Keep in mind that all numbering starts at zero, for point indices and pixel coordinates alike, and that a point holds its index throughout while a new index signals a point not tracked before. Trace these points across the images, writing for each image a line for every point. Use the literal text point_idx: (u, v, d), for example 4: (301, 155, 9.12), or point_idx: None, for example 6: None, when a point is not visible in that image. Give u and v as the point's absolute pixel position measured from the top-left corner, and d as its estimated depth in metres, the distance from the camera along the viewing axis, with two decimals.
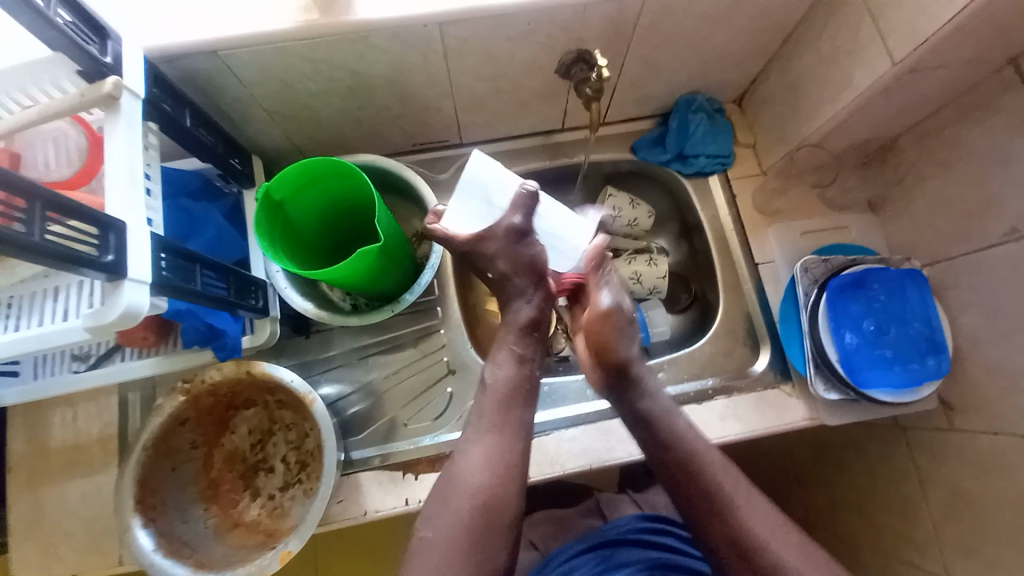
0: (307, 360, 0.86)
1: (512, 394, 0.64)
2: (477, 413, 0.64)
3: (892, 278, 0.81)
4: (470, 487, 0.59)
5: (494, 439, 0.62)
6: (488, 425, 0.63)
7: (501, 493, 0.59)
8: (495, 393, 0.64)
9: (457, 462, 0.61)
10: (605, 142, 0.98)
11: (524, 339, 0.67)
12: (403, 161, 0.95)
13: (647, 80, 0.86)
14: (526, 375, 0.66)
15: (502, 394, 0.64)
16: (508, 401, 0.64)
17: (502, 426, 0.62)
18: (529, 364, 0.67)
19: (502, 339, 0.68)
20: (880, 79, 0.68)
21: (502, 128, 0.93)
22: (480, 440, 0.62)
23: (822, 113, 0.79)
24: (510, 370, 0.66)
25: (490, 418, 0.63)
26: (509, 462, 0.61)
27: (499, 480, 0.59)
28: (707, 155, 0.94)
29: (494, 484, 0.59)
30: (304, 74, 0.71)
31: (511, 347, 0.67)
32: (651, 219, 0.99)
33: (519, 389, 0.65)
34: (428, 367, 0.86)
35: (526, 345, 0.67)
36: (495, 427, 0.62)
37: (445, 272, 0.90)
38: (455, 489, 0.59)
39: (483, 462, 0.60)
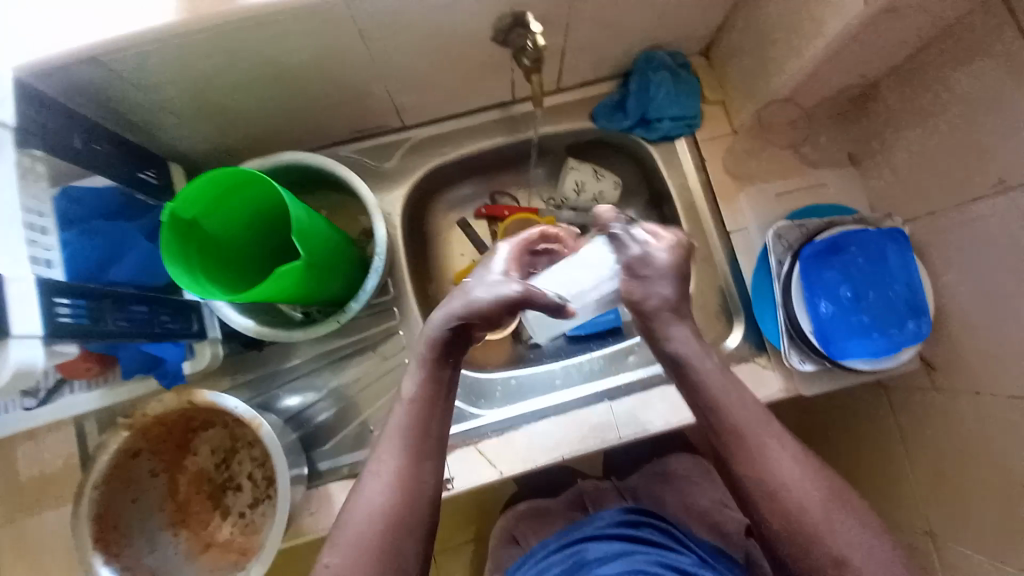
0: (267, 372, 0.82)
1: (424, 412, 0.55)
2: (391, 424, 0.55)
3: (871, 240, 0.76)
4: (379, 507, 0.52)
5: (404, 456, 0.54)
6: (399, 436, 0.54)
7: (408, 540, 0.51)
8: (410, 417, 0.55)
9: (365, 480, 0.53)
10: (560, 111, 0.90)
11: (436, 356, 0.56)
12: (343, 151, 0.88)
13: (597, 39, 0.78)
14: (443, 394, 0.56)
15: (417, 411, 0.55)
16: (421, 418, 0.55)
17: (417, 451, 0.54)
18: (449, 384, 0.56)
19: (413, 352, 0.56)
20: (853, 23, 0.60)
21: (445, 107, 0.86)
22: (391, 461, 0.54)
23: (792, 64, 0.71)
24: (424, 389, 0.55)
25: (408, 435, 0.54)
26: (417, 479, 0.53)
27: (402, 496, 0.52)
28: (672, 118, 0.86)
29: (399, 518, 0.51)
30: (205, 71, 0.63)
31: (422, 360, 0.56)
32: (617, 190, 0.94)
33: (436, 411, 0.55)
34: (391, 371, 0.83)
35: (440, 360, 0.56)
36: (411, 445, 0.54)
37: (399, 269, 0.85)
38: (362, 508, 0.52)
39: (393, 481, 0.52)
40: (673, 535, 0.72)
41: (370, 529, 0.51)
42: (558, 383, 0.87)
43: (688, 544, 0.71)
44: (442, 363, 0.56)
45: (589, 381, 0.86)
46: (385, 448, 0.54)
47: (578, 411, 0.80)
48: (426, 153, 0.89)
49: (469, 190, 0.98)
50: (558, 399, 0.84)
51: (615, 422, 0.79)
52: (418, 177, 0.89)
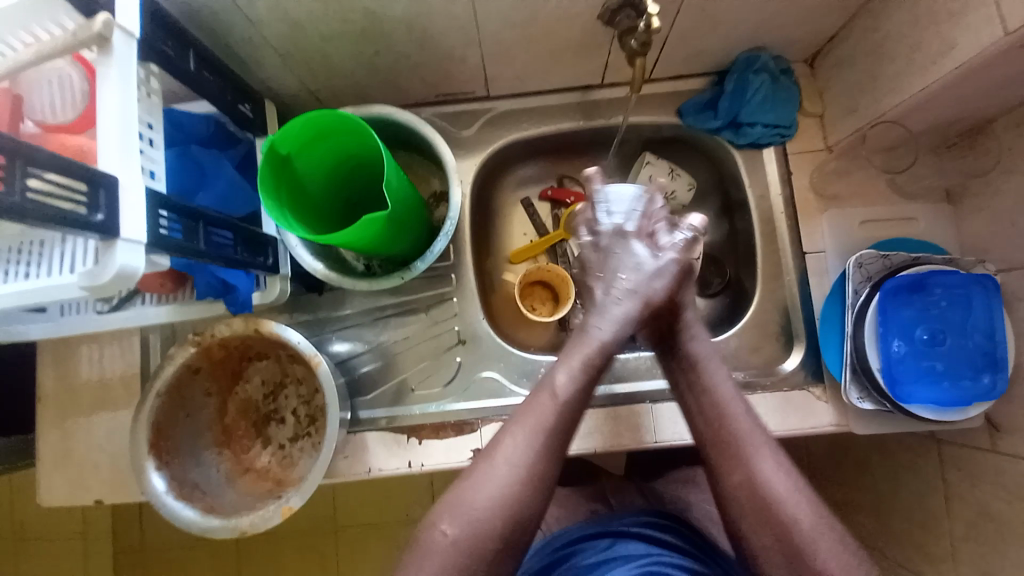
0: (321, 317, 0.84)
1: (568, 416, 0.57)
2: (529, 414, 0.56)
3: (957, 283, 0.72)
4: (502, 497, 0.52)
5: (540, 454, 0.54)
6: (539, 431, 0.55)
7: (519, 531, 0.53)
8: (553, 409, 0.57)
9: (494, 463, 0.54)
10: (647, 102, 0.88)
11: (588, 360, 0.59)
12: (424, 113, 0.88)
13: (702, 32, 0.75)
14: (585, 397, 0.58)
15: (557, 414, 0.56)
16: (565, 422, 0.57)
17: (551, 450, 0.55)
18: (589, 396, 0.59)
19: (566, 352, 0.60)
20: (987, 49, 0.56)
21: (532, 82, 0.85)
22: (522, 459, 0.54)
23: (908, 86, 0.67)
24: (574, 388, 0.58)
25: (546, 432, 0.56)
26: (542, 475, 0.54)
27: (528, 492, 0.53)
28: (764, 125, 0.83)
29: (525, 513, 0.53)
30: (316, 13, 0.64)
31: (577, 361, 0.59)
32: (690, 192, 0.93)
33: (577, 414, 0.57)
34: (439, 335, 0.84)
35: (591, 365, 0.59)
36: (550, 444, 0.55)
37: (461, 237, 0.86)
38: (485, 494, 0.53)
39: (526, 476, 0.53)
40: (698, 544, 0.71)
41: (493, 515, 0.52)
42: (600, 377, 0.84)
43: (712, 554, 0.70)
44: (594, 370, 0.59)
45: (632, 381, 0.84)
46: (518, 445, 0.55)
47: (616, 407, 0.80)
48: (504, 126, 0.89)
49: (539, 171, 0.98)
50: (596, 393, 0.83)
51: (652, 424, 0.79)
52: (493, 149, 0.89)
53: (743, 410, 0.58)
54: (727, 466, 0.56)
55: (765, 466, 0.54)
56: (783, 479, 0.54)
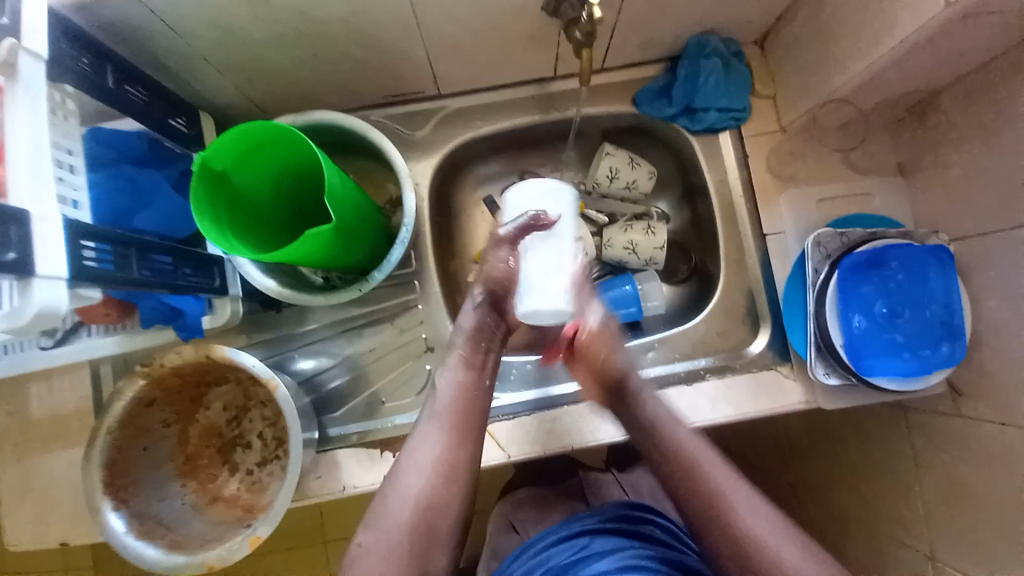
0: (284, 333, 0.81)
1: (460, 401, 0.61)
2: (430, 411, 0.61)
3: (915, 256, 0.73)
4: (419, 490, 0.56)
5: (446, 443, 0.59)
6: (438, 423, 0.60)
7: (444, 519, 0.55)
8: (450, 398, 0.61)
9: (405, 460, 0.58)
10: (602, 92, 0.87)
11: (475, 350, 0.64)
12: (375, 116, 0.85)
13: (651, 18, 0.74)
14: (476, 381, 0.63)
15: (459, 403, 0.61)
16: (458, 407, 0.61)
17: (452, 433, 0.60)
18: (484, 377, 0.64)
19: (451, 344, 0.65)
20: (930, 23, 0.56)
21: (484, 78, 0.83)
22: (431, 448, 0.58)
23: (856, 63, 0.67)
24: (462, 374, 0.63)
25: (444, 423, 0.60)
26: (455, 462, 0.58)
27: (443, 479, 0.57)
28: (719, 109, 0.83)
29: (438, 494, 0.56)
30: (244, 20, 0.61)
31: (458, 351, 0.64)
32: (651, 180, 0.92)
33: (471, 395, 0.62)
34: (407, 344, 0.82)
35: (475, 352, 0.64)
36: (452, 431, 0.60)
37: (422, 242, 0.84)
38: (404, 489, 0.56)
39: (434, 463, 0.57)
40: (675, 534, 0.72)
41: (406, 507, 0.55)
42: (572, 373, 0.84)
43: (688, 543, 0.71)
44: (479, 354, 0.64)
45: None
46: (425, 436, 0.59)
47: (590, 402, 0.79)
48: (459, 125, 0.87)
49: (499, 168, 0.96)
50: (569, 389, 0.82)
51: None
52: (449, 148, 0.86)
53: (700, 446, 0.61)
54: (706, 524, 0.56)
55: (739, 509, 0.55)
56: (759, 518, 0.55)
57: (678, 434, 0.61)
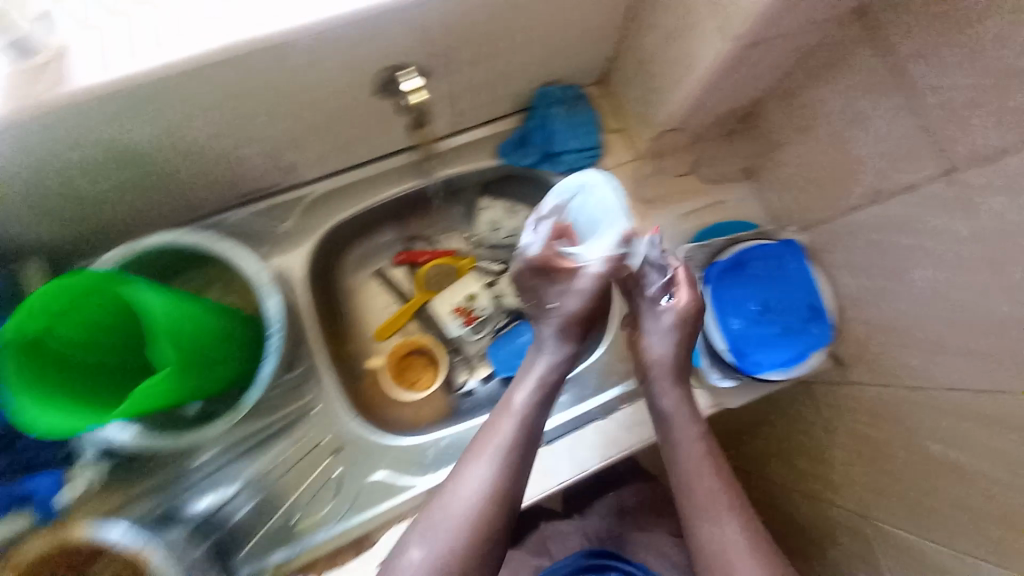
0: (169, 476, 0.73)
1: (515, 447, 0.62)
2: (478, 444, 0.63)
3: (770, 252, 0.81)
4: (465, 513, 0.58)
5: (498, 476, 0.61)
6: (491, 460, 0.61)
7: (484, 543, 0.58)
8: (503, 443, 0.63)
9: (453, 491, 0.60)
10: (463, 151, 0.88)
11: (536, 398, 0.66)
12: (232, 217, 0.80)
13: (485, 81, 0.76)
14: (534, 424, 0.65)
15: (512, 446, 0.62)
16: (513, 450, 0.62)
17: (507, 491, 0.60)
18: (540, 424, 0.66)
19: (517, 384, 0.68)
20: (721, 58, 0.62)
21: (337, 161, 0.81)
22: (482, 480, 0.60)
23: (676, 95, 0.72)
24: (521, 418, 0.64)
25: (496, 459, 0.61)
26: (506, 493, 0.60)
27: (491, 510, 0.59)
28: (574, 150, 0.86)
29: (488, 516, 0.59)
30: (49, 156, 0.57)
31: (527, 398, 0.66)
32: (531, 223, 0.93)
33: (530, 437, 0.64)
34: (311, 451, 0.78)
35: (541, 398, 0.67)
36: (507, 469, 0.61)
37: (308, 341, 0.81)
38: (444, 515, 0.59)
39: (484, 498, 0.59)
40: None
41: (456, 532, 0.57)
42: None
43: None
44: (540, 403, 0.66)
45: None
46: (475, 471, 0.61)
47: None
48: (324, 210, 0.84)
49: (380, 241, 0.93)
50: None
51: (552, 466, 0.78)
52: (318, 235, 0.83)
53: (700, 477, 0.66)
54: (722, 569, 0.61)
55: (725, 527, 0.62)
56: (737, 534, 0.62)
57: (689, 451, 0.67)
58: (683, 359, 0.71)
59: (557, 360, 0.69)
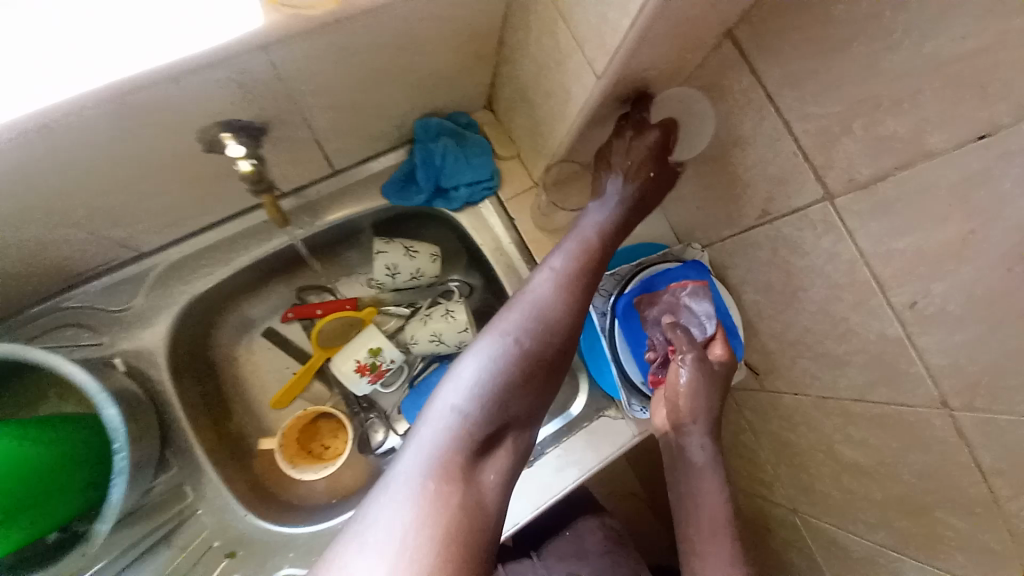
0: None
1: (542, 335, 0.50)
2: (512, 322, 0.50)
3: (678, 272, 0.75)
4: (482, 401, 0.45)
5: (530, 355, 0.49)
6: (522, 340, 0.49)
7: (496, 457, 0.45)
8: (533, 324, 0.51)
9: (467, 364, 0.48)
10: (346, 195, 0.79)
11: (569, 287, 0.55)
12: (66, 303, 0.68)
13: (349, 121, 0.68)
14: (576, 308, 0.53)
15: (547, 325, 0.51)
16: (541, 336, 0.50)
17: (539, 326, 0.51)
18: (580, 316, 0.54)
19: (550, 266, 0.56)
20: (594, 94, 0.57)
21: (191, 224, 0.70)
22: (501, 353, 0.48)
23: (558, 126, 0.67)
24: (558, 298, 0.53)
25: (527, 343, 0.49)
26: (537, 380, 0.49)
27: (519, 389, 0.47)
28: (467, 184, 0.80)
29: (509, 409, 0.47)
30: None
31: (564, 276, 0.55)
32: (435, 262, 0.85)
33: (568, 329, 0.52)
34: (200, 560, 0.69)
35: (585, 289, 0.56)
36: (535, 354, 0.49)
37: (185, 437, 0.72)
38: (458, 393, 0.45)
39: (516, 382, 0.47)
40: None
41: (466, 429, 0.44)
42: None
43: None
44: (575, 288, 0.55)
45: None
46: (491, 339, 0.49)
47: None
48: (184, 280, 0.73)
49: (266, 301, 0.84)
50: None
51: None
52: (181, 309, 0.72)
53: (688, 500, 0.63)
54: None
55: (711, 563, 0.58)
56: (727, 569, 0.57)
57: (711, 503, 0.62)
58: (710, 406, 0.65)
59: (573, 257, 0.58)
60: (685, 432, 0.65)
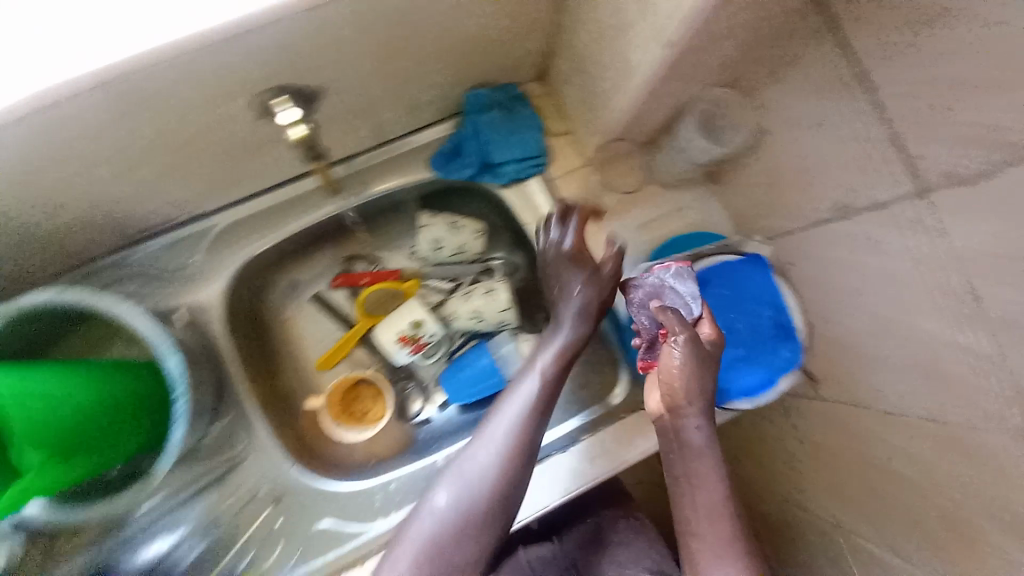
0: (101, 536, 0.70)
1: (509, 453, 0.60)
2: (481, 430, 0.62)
3: (732, 267, 0.73)
4: (446, 513, 0.57)
5: (494, 468, 0.59)
6: (486, 451, 0.60)
7: (463, 547, 0.56)
8: (505, 445, 0.60)
9: (443, 484, 0.59)
10: (394, 165, 0.80)
11: (543, 393, 0.65)
12: (136, 255, 0.73)
13: (399, 88, 0.68)
14: (535, 430, 0.62)
15: (514, 438, 0.61)
16: (507, 458, 0.60)
17: (516, 456, 0.60)
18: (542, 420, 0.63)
19: (524, 371, 0.67)
20: (656, 61, 0.53)
21: (247, 186, 0.73)
22: (473, 467, 0.59)
23: (616, 97, 0.63)
24: (526, 420, 0.62)
25: (495, 453, 0.60)
26: (500, 491, 0.58)
27: (479, 505, 0.57)
28: (516, 160, 0.77)
29: (473, 509, 0.57)
30: None
31: (536, 396, 0.64)
32: (479, 239, 0.85)
33: (529, 441, 0.61)
34: (248, 503, 0.74)
35: (549, 398, 0.65)
36: (496, 471, 0.59)
37: (237, 387, 0.76)
38: (433, 517, 0.57)
39: (476, 488, 0.58)
40: None
41: (444, 532, 0.56)
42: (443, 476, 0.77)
43: None
44: (547, 399, 0.64)
45: None
46: (468, 455, 0.61)
47: None
48: (240, 241, 0.76)
49: (315, 267, 0.86)
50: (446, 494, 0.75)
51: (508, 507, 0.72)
52: (238, 267, 0.76)
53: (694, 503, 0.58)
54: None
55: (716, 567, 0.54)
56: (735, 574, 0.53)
57: (708, 499, 0.58)
58: (706, 386, 0.59)
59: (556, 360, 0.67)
60: (683, 412, 0.60)
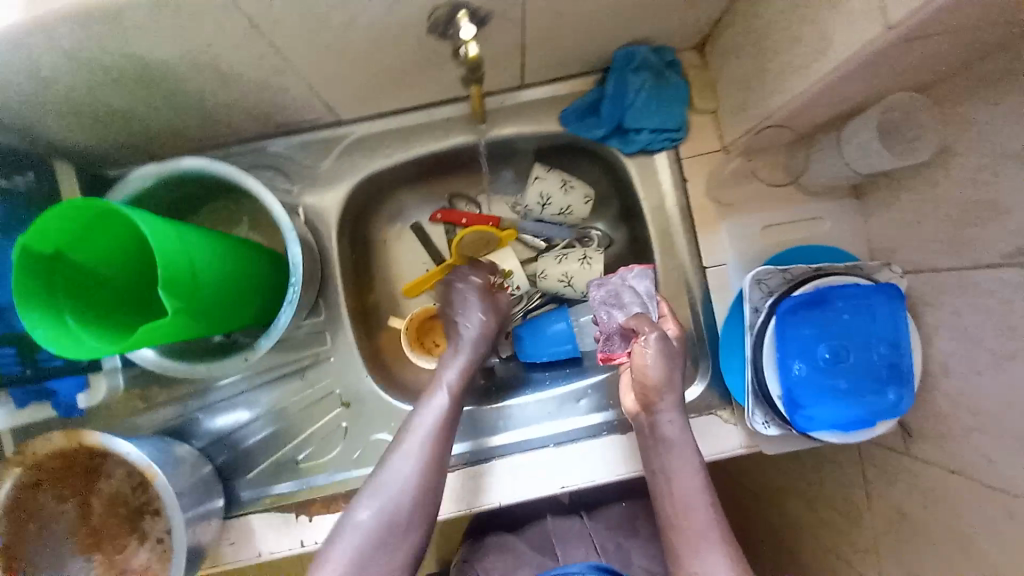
0: (187, 393, 0.76)
1: (438, 451, 0.61)
2: (407, 428, 0.62)
3: (859, 293, 0.66)
4: (393, 503, 0.56)
5: (420, 466, 0.59)
6: (416, 453, 0.60)
7: (409, 537, 0.56)
8: (430, 444, 0.61)
9: (385, 473, 0.59)
10: (527, 110, 0.78)
11: (455, 398, 0.66)
12: (274, 145, 0.77)
13: (559, 32, 0.65)
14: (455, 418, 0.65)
15: (433, 444, 0.61)
16: (435, 454, 0.61)
17: (433, 467, 0.60)
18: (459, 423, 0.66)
19: (440, 378, 0.68)
20: (865, 50, 0.47)
21: (384, 103, 0.74)
22: (406, 466, 0.59)
23: (792, 84, 0.58)
24: (441, 421, 0.63)
25: (421, 452, 0.60)
26: (431, 485, 0.59)
27: (421, 498, 0.58)
28: (652, 129, 0.75)
29: (411, 505, 0.57)
30: (64, 70, 0.54)
31: (446, 398, 0.65)
32: (586, 204, 0.83)
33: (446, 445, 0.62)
34: (319, 399, 0.78)
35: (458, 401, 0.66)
36: (428, 467, 0.59)
37: (332, 291, 0.80)
38: (378, 499, 0.57)
39: (418, 484, 0.58)
40: None
41: (377, 523, 0.55)
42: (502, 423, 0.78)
43: None
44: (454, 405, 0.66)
45: (540, 423, 0.78)
46: (404, 453, 0.60)
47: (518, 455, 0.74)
48: (367, 153, 0.79)
49: (422, 194, 0.88)
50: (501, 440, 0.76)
51: (558, 469, 0.73)
52: (359, 179, 0.79)
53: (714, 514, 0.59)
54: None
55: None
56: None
57: (685, 488, 0.60)
58: (675, 378, 0.62)
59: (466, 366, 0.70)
60: (656, 403, 0.63)
